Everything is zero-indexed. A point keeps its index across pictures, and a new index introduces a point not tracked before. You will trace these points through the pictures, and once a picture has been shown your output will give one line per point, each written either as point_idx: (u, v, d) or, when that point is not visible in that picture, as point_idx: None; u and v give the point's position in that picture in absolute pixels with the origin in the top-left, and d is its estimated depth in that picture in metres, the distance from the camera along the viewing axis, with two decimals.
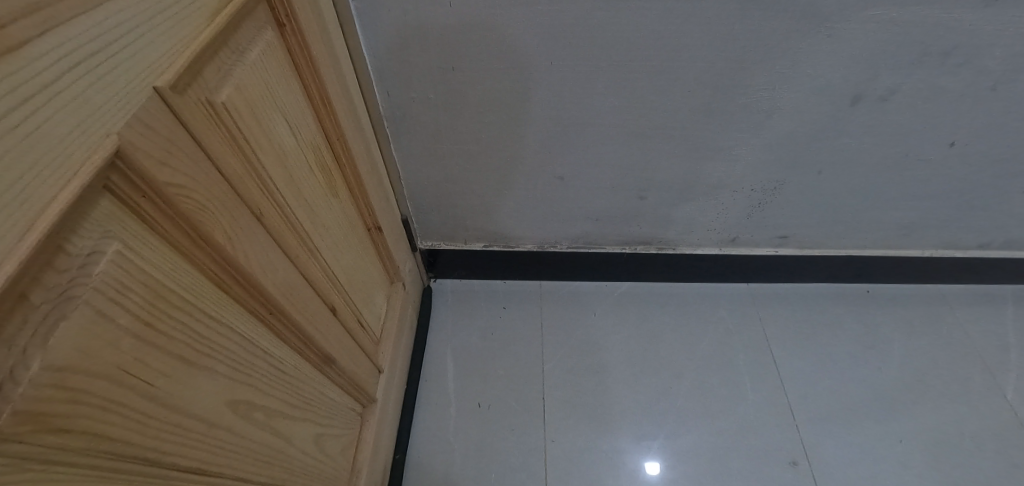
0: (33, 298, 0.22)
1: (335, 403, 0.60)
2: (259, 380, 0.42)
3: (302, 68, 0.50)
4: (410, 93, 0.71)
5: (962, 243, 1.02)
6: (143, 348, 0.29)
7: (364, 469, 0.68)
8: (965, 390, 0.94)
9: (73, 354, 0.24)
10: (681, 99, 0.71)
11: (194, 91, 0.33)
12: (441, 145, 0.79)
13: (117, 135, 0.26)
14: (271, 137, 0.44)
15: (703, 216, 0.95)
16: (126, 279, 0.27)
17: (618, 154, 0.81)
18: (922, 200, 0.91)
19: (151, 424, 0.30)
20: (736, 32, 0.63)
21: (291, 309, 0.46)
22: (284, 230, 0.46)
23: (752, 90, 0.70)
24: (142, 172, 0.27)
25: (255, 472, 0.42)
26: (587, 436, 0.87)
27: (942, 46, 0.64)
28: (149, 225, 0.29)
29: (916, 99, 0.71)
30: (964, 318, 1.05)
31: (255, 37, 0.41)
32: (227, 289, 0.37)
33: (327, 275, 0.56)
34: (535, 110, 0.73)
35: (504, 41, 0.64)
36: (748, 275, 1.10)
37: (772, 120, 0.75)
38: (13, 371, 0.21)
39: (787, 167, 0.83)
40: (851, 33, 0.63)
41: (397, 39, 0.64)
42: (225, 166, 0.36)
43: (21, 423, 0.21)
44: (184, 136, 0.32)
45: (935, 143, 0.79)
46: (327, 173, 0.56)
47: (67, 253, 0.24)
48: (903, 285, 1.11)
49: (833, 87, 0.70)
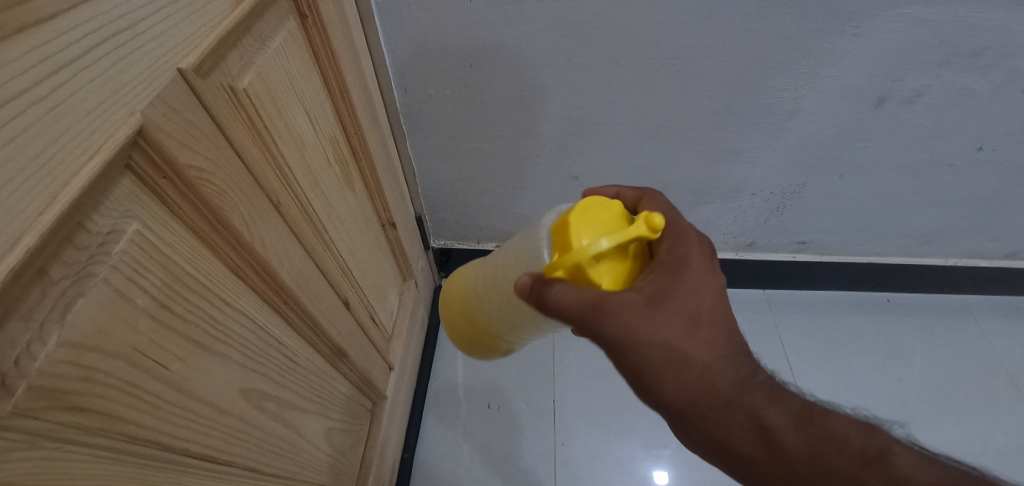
0: (50, 273, 0.22)
1: (346, 398, 0.60)
2: (271, 369, 0.42)
3: (323, 61, 0.50)
4: (428, 90, 0.71)
5: (989, 252, 0.98)
6: (159, 329, 0.28)
7: (373, 466, 0.67)
8: (988, 405, 0.91)
9: (92, 332, 0.24)
10: (701, 99, 0.70)
11: (216, 77, 0.33)
12: (457, 143, 0.79)
13: (140, 114, 0.26)
14: (291, 128, 0.44)
15: (719, 220, 0.94)
16: (144, 258, 0.27)
17: (635, 155, 0.79)
18: (948, 207, 0.88)
19: (164, 408, 0.29)
20: (759, 31, 0.62)
21: (305, 300, 0.46)
22: (300, 220, 0.45)
23: (774, 90, 0.69)
24: (163, 152, 0.27)
25: (265, 463, 0.42)
26: (598, 440, 0.87)
27: (971, 47, 0.62)
28: (168, 207, 0.29)
29: (944, 102, 0.69)
30: (988, 330, 1.03)
31: (278, 27, 0.41)
32: (243, 277, 0.37)
33: (341, 267, 0.55)
34: (551, 108, 0.72)
35: (521, 38, 0.63)
36: (765, 281, 1.08)
37: (794, 122, 0.74)
38: (30, 346, 0.21)
39: (808, 170, 0.82)
40: (877, 33, 0.62)
41: (416, 35, 0.64)
42: (246, 153, 0.36)
43: (34, 399, 0.21)
44: (205, 120, 0.31)
45: (962, 147, 0.76)
46: (344, 166, 0.56)
47: (87, 231, 0.23)
48: (926, 295, 1.08)
49: (858, 88, 0.68)
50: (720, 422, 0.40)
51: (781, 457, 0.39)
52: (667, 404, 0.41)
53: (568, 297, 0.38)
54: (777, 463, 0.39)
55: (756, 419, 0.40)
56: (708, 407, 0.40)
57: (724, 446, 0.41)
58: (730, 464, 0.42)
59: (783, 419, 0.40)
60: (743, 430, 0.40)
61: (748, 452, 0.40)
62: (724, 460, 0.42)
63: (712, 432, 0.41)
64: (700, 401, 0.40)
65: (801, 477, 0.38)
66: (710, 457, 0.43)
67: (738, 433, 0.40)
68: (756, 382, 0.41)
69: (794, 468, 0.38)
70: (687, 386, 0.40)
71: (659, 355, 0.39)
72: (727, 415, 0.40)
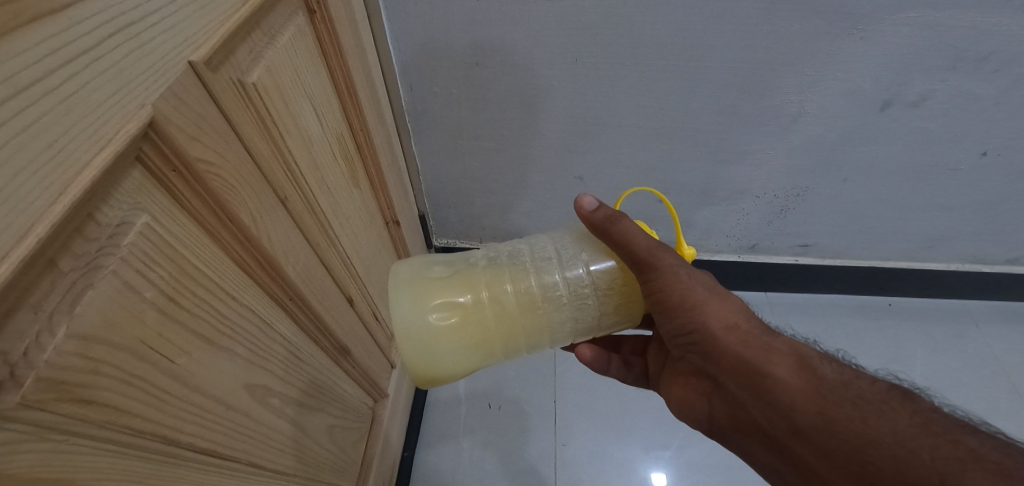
0: (60, 264, 0.22)
1: (349, 395, 0.59)
2: (276, 365, 0.42)
3: (330, 57, 0.50)
4: (433, 88, 0.71)
5: (991, 257, 0.98)
6: (166, 323, 0.28)
7: (373, 464, 0.67)
8: (990, 410, 0.91)
9: (99, 325, 0.24)
10: (706, 101, 0.70)
11: (226, 70, 0.33)
12: (462, 142, 0.79)
13: (151, 106, 0.26)
14: (299, 123, 0.44)
15: (723, 222, 0.94)
16: (152, 251, 0.27)
17: (639, 156, 0.79)
18: (950, 211, 0.88)
19: (170, 402, 0.29)
20: (765, 33, 0.62)
21: (310, 296, 0.46)
22: (306, 215, 0.45)
23: (780, 92, 0.69)
24: (174, 145, 0.27)
25: (269, 459, 0.42)
26: (599, 441, 0.87)
27: (977, 51, 0.62)
28: (178, 201, 0.29)
29: (949, 107, 0.69)
30: (989, 335, 1.03)
31: (286, 21, 0.41)
32: (250, 272, 0.37)
33: (345, 264, 0.55)
34: (556, 108, 0.72)
35: (527, 37, 0.63)
36: (767, 284, 1.08)
37: (798, 125, 0.74)
38: (39, 337, 0.21)
39: (811, 173, 0.82)
40: (884, 36, 0.62)
41: (422, 33, 0.64)
42: (254, 147, 0.36)
43: (42, 391, 0.21)
44: (215, 113, 0.31)
45: (966, 151, 0.76)
46: (349, 162, 0.56)
47: (96, 223, 0.23)
48: (928, 299, 1.08)
49: (864, 91, 0.68)
50: (756, 346, 0.44)
51: (817, 380, 0.41)
52: (705, 326, 0.45)
53: (635, 229, 0.45)
54: (811, 384, 0.41)
55: (791, 349, 0.44)
56: (745, 333, 0.45)
57: (760, 370, 0.43)
58: (758, 393, 0.43)
59: (816, 354, 0.44)
60: (778, 355, 0.43)
61: (781, 375, 0.42)
62: (754, 390, 0.43)
63: (747, 356, 0.43)
64: (737, 328, 0.45)
65: (835, 395, 0.40)
66: (744, 397, 0.44)
67: (774, 357, 0.43)
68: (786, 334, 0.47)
69: (827, 389, 0.41)
70: (724, 312, 0.45)
71: (702, 284, 0.46)
72: (762, 342, 0.44)
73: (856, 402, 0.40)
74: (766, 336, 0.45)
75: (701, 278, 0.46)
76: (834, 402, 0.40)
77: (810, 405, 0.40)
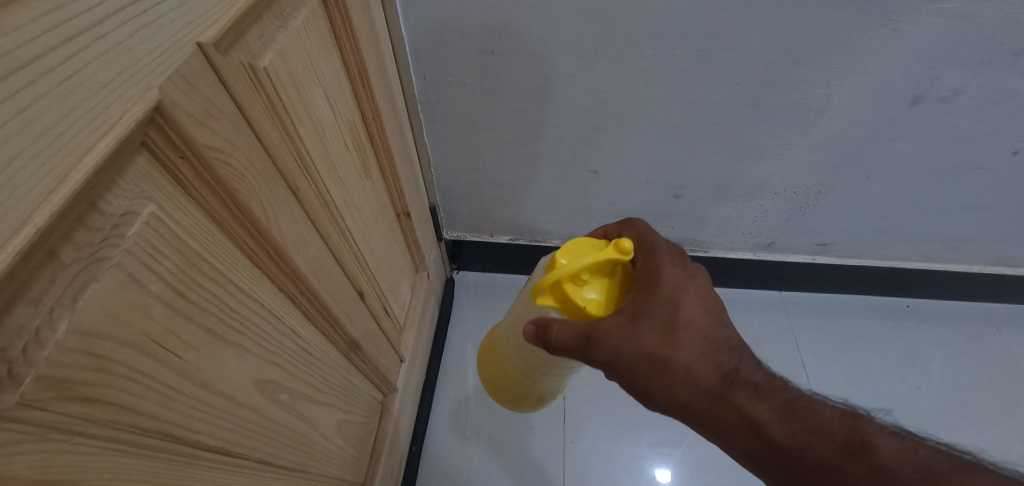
0: (61, 255, 0.20)
1: (358, 390, 0.58)
2: (286, 360, 0.41)
3: (343, 42, 0.48)
4: (446, 77, 0.69)
5: (1015, 260, 0.95)
6: (174, 318, 0.27)
7: (381, 459, 0.66)
8: (1009, 415, 0.89)
9: (104, 320, 0.23)
10: (728, 94, 0.68)
11: (236, 54, 0.31)
12: (474, 133, 0.77)
13: (158, 90, 0.24)
14: (311, 111, 0.42)
15: (740, 219, 0.91)
16: (159, 242, 0.26)
17: (656, 150, 0.77)
18: (976, 212, 0.85)
19: (177, 399, 0.28)
20: (794, 23, 0.59)
21: (320, 290, 0.44)
22: (317, 206, 0.44)
23: (807, 85, 0.66)
24: (181, 131, 0.26)
25: (278, 456, 0.41)
26: (607, 438, 0.85)
27: (1015, 45, 0.59)
28: (185, 190, 0.28)
29: (982, 103, 0.67)
30: (1009, 339, 1.00)
31: (299, 3, 0.39)
32: (260, 264, 0.35)
33: (356, 257, 0.54)
34: (572, 99, 0.70)
35: (543, 25, 0.61)
36: (782, 283, 1.05)
37: (823, 119, 0.71)
38: (39, 332, 0.19)
39: (833, 170, 0.79)
40: (917, 28, 0.59)
41: (437, 20, 0.62)
42: (264, 134, 0.35)
43: (43, 389, 0.20)
44: (225, 99, 0.30)
45: (996, 150, 0.73)
46: (361, 152, 0.55)
47: (100, 212, 0.22)
48: (947, 301, 1.05)
49: (893, 85, 0.66)
50: (710, 419, 0.40)
51: (772, 454, 0.38)
52: (658, 405, 0.42)
53: (561, 335, 0.43)
54: (768, 455, 0.38)
55: (742, 413, 0.39)
56: (696, 405, 0.40)
57: (721, 441, 0.40)
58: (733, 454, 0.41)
59: (769, 413, 0.38)
60: (730, 425, 0.39)
61: (741, 447, 0.39)
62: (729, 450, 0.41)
63: (707, 428, 0.40)
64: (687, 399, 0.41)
65: (791, 468, 0.37)
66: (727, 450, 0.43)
67: (729, 427, 0.39)
68: (744, 378, 0.40)
69: (784, 461, 0.37)
70: (668, 389, 0.41)
71: (639, 361, 0.41)
72: (715, 412, 0.40)
73: (811, 475, 0.36)
74: (716, 404, 0.40)
75: (635, 356, 0.41)
76: (793, 474, 0.37)
77: (774, 474, 0.38)
